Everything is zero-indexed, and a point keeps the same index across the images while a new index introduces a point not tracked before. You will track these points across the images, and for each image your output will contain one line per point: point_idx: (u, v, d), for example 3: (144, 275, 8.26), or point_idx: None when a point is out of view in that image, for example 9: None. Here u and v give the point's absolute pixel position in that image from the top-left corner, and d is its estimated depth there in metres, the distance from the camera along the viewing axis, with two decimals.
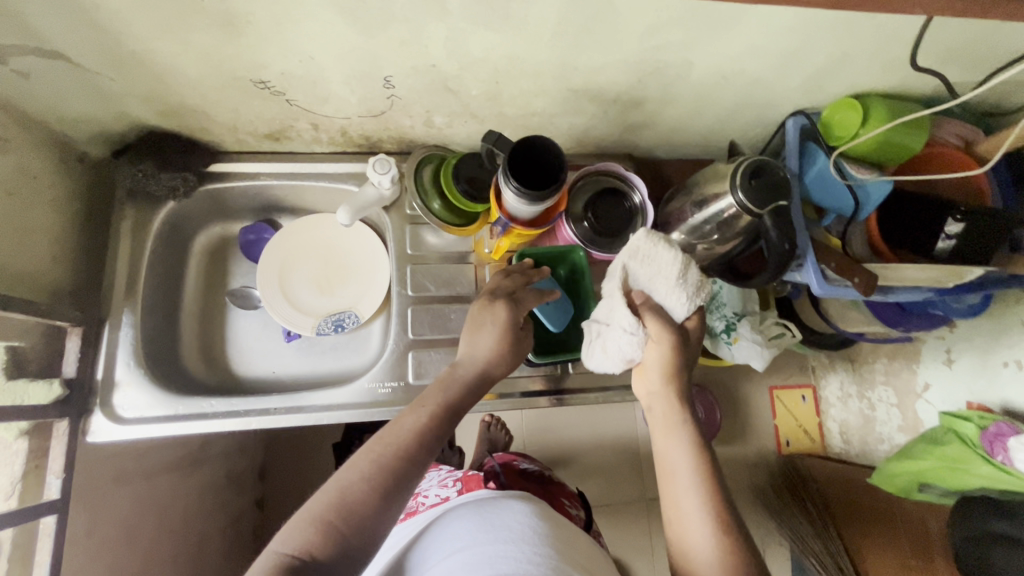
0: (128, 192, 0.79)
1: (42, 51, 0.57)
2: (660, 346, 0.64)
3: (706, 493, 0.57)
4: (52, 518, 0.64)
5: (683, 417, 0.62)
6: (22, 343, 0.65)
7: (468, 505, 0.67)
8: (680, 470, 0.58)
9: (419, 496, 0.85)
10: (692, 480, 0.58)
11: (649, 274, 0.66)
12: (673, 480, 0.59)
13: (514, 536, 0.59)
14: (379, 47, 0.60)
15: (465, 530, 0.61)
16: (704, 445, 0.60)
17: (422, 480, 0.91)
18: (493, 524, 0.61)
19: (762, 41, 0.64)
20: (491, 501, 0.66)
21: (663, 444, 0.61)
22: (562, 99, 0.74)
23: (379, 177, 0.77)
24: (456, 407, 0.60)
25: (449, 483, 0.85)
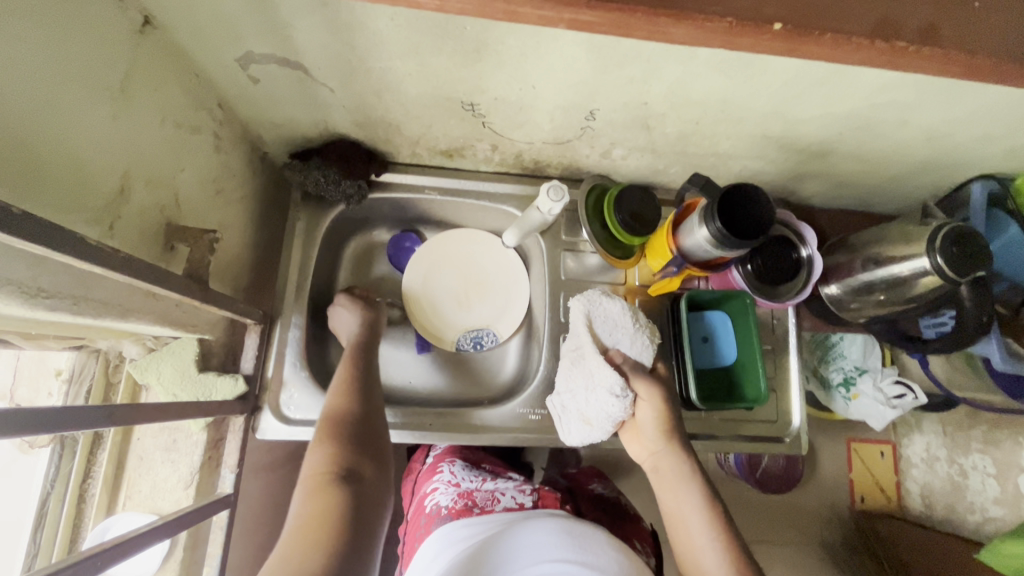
0: (302, 195, 0.80)
1: (283, 61, 0.58)
2: (650, 405, 0.68)
3: (719, 535, 0.60)
4: (226, 512, 0.64)
5: (684, 471, 0.65)
6: (211, 337, 0.67)
7: (557, 519, 0.65)
8: (692, 525, 0.61)
9: (496, 492, 0.76)
10: (703, 523, 0.61)
11: (626, 335, 0.72)
12: (687, 539, 0.61)
13: (605, 568, 0.57)
14: (603, 83, 0.60)
15: (553, 543, 0.59)
16: (710, 491, 0.64)
17: (497, 477, 0.81)
18: (577, 545, 0.59)
19: (992, 108, 0.62)
20: (580, 522, 0.64)
21: (665, 488, 0.65)
22: (750, 144, 0.73)
23: (552, 205, 0.74)
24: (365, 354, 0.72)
25: (529, 491, 0.76)
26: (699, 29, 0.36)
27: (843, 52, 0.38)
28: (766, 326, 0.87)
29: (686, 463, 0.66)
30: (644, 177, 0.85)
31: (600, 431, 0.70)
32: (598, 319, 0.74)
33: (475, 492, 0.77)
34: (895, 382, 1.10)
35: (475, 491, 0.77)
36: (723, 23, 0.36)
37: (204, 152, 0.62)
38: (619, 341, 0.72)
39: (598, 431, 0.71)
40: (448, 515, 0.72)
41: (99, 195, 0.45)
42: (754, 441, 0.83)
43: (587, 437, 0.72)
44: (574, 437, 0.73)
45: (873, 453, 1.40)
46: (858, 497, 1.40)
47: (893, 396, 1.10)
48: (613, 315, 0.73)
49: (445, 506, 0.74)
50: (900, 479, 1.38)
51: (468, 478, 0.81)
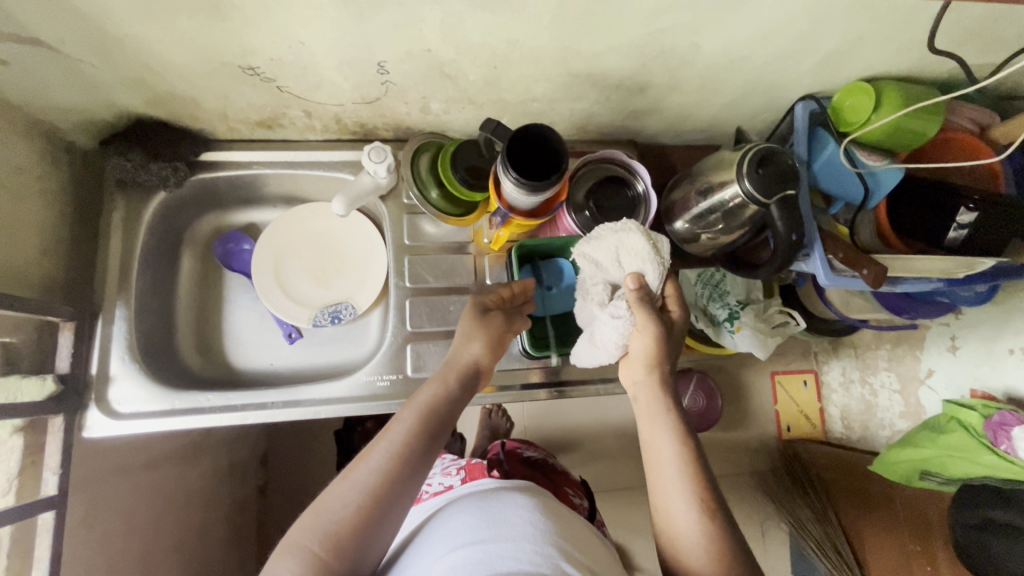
0: (117, 183, 0.77)
1: (18, 36, 0.54)
2: (645, 336, 0.65)
3: (691, 470, 0.57)
4: (51, 513, 0.63)
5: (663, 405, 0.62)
6: (14, 339, 0.64)
7: (473, 500, 0.66)
8: (665, 455, 0.59)
9: (423, 486, 0.82)
10: (679, 463, 0.58)
11: (604, 246, 0.70)
12: (659, 469, 0.59)
13: (518, 535, 0.57)
14: (370, 31, 0.58)
15: (469, 526, 0.60)
16: (689, 431, 0.60)
17: (422, 470, 0.90)
18: (497, 520, 0.60)
19: (772, 24, 0.61)
20: (495, 497, 0.65)
21: (653, 436, 0.61)
22: (563, 84, 0.72)
23: (376, 166, 0.75)
24: (452, 398, 0.61)
25: (453, 472, 0.82)
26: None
27: None
28: None
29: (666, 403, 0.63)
30: (481, 131, 0.84)
31: (602, 352, 0.71)
32: (602, 266, 0.71)
33: None
34: (780, 313, 1.16)
35: None
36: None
37: None
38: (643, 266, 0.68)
39: (606, 351, 0.71)
40: None
41: None
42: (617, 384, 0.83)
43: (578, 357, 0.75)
44: (581, 356, 0.74)
45: (796, 384, 1.37)
46: (783, 429, 1.37)
47: (775, 324, 1.15)
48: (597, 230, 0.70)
49: None
50: (823, 406, 1.36)
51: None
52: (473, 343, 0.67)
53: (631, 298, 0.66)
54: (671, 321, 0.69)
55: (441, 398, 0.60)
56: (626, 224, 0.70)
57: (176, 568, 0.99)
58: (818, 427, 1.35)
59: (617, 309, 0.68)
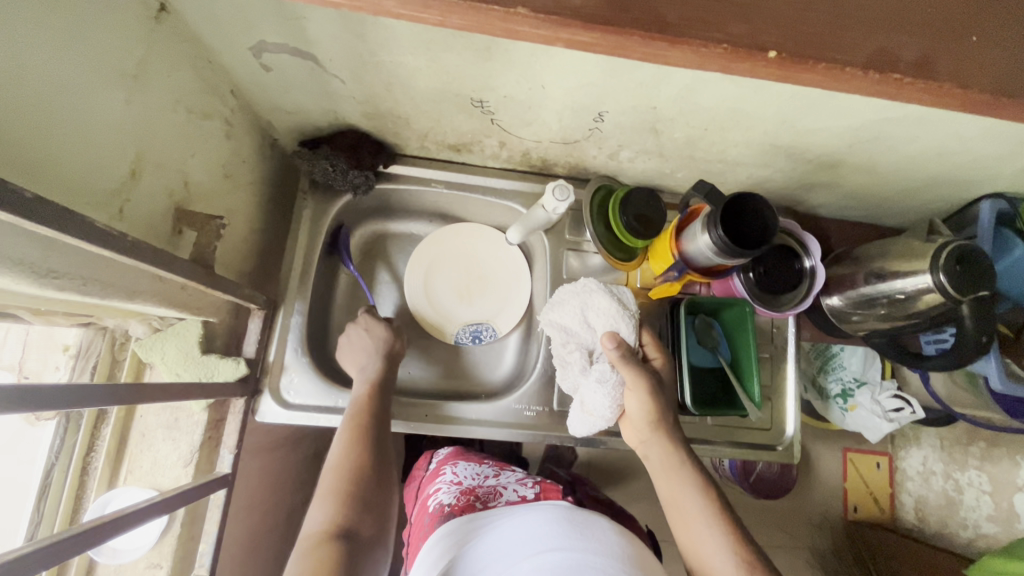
0: (310, 183, 0.81)
1: (295, 51, 0.58)
2: (637, 396, 0.67)
3: (715, 512, 0.60)
4: (223, 491, 0.66)
5: (683, 468, 0.64)
6: (215, 320, 0.68)
7: (560, 509, 0.66)
8: (697, 522, 0.60)
9: (497, 488, 0.82)
10: (712, 526, 0.59)
11: (570, 308, 0.74)
12: (693, 534, 0.60)
13: (606, 552, 0.58)
14: (611, 86, 0.60)
15: (552, 533, 0.60)
16: (717, 495, 0.62)
17: (498, 474, 0.87)
18: (584, 534, 0.60)
19: (1004, 128, 0.61)
20: (580, 514, 0.65)
21: (678, 503, 0.62)
22: (759, 151, 0.73)
23: (557, 205, 0.75)
24: (385, 380, 0.74)
25: (529, 483, 0.82)
26: (694, 55, 0.36)
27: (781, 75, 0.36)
28: (766, 334, 0.87)
29: (675, 451, 0.65)
30: (651, 180, 0.85)
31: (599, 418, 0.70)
32: (563, 327, 0.74)
33: (477, 490, 0.81)
34: (893, 396, 1.09)
35: (478, 488, 0.82)
36: (721, 48, 0.35)
37: (214, 138, 0.63)
38: (615, 325, 0.71)
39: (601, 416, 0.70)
40: (451, 510, 0.77)
41: (108, 180, 0.46)
42: (747, 449, 0.83)
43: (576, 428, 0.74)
44: (579, 425, 0.73)
45: (869, 464, 1.44)
46: (852, 508, 1.43)
47: (891, 409, 1.09)
48: (560, 296, 0.75)
49: (447, 503, 0.79)
50: (895, 491, 1.39)
51: (470, 475, 0.86)
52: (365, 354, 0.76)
53: (613, 358, 0.67)
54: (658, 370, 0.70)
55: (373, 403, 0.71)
56: (588, 286, 0.75)
57: (271, 551, 1.01)
58: (886, 511, 1.40)
59: (603, 372, 0.68)
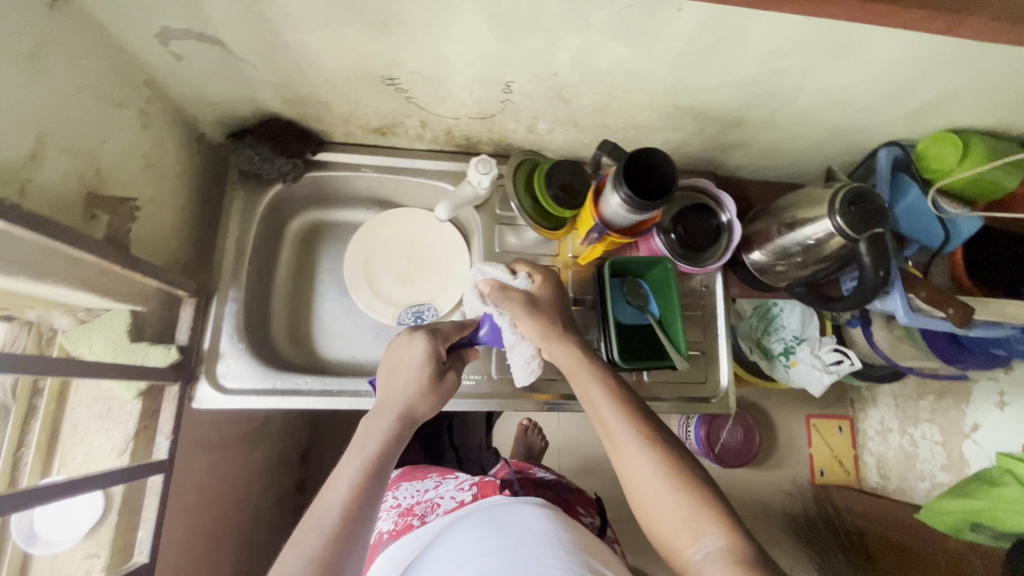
0: (239, 174, 0.83)
1: (200, 36, 0.61)
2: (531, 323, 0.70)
3: (646, 437, 0.58)
4: (160, 476, 0.67)
5: (587, 367, 0.66)
6: (144, 309, 0.69)
7: (484, 512, 0.71)
8: (611, 422, 0.61)
9: (435, 499, 0.85)
10: (626, 425, 0.59)
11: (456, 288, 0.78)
12: (612, 435, 0.60)
13: (529, 541, 0.62)
14: (510, 54, 0.63)
15: (479, 536, 0.65)
16: (625, 391, 0.64)
17: (439, 484, 0.89)
18: (508, 530, 0.65)
19: (876, 73, 0.66)
20: (506, 509, 0.70)
21: (596, 409, 0.63)
22: (665, 115, 0.77)
23: (481, 177, 0.78)
24: (416, 406, 0.63)
25: (466, 487, 0.84)
26: None
27: None
28: (695, 293, 0.91)
29: (574, 351, 0.68)
30: (574, 152, 0.89)
31: (523, 350, 0.74)
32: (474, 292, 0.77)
33: (416, 507, 0.85)
34: (833, 350, 1.13)
35: (416, 505, 0.85)
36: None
37: (129, 127, 0.64)
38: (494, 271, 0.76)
39: (520, 352, 0.75)
40: (390, 536, 0.81)
41: (8, 159, 0.47)
42: (683, 402, 0.86)
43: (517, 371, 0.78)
44: (519, 368, 0.75)
45: (831, 428, 1.46)
46: (818, 471, 1.45)
47: (830, 362, 1.13)
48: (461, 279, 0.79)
49: (388, 530, 0.82)
50: (858, 452, 1.43)
51: (409, 494, 0.89)
52: (414, 373, 0.65)
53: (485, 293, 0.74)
54: (552, 301, 0.74)
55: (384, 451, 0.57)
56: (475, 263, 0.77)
57: (228, 551, 1.00)
58: (852, 474, 1.42)
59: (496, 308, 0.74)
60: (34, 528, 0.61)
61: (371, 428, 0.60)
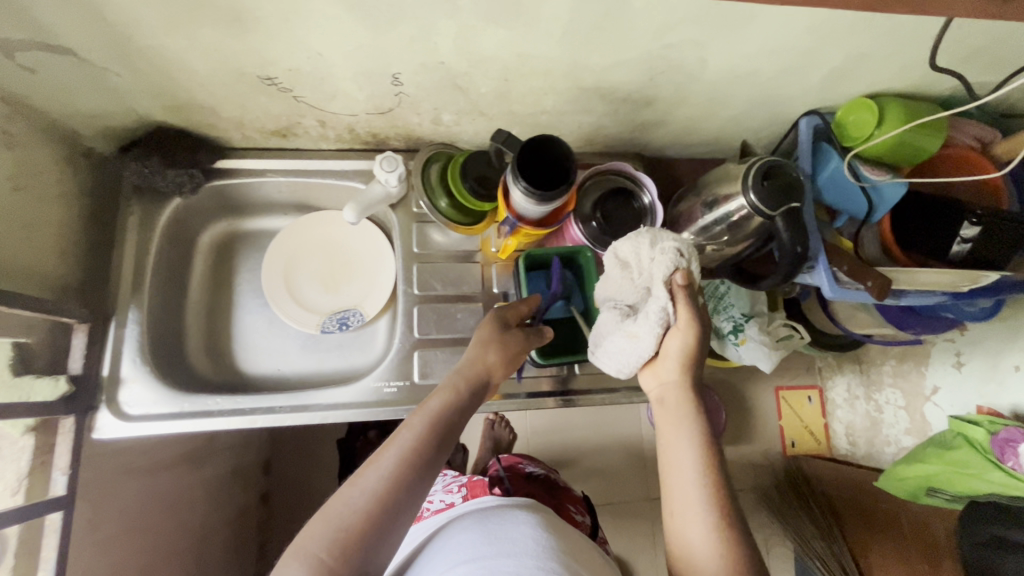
0: (134, 188, 0.79)
1: (45, 45, 0.56)
2: (684, 335, 0.58)
3: (718, 512, 0.52)
4: (58, 514, 0.64)
5: (687, 412, 0.57)
6: (30, 340, 0.65)
7: (477, 515, 0.67)
8: (688, 482, 0.54)
9: (424, 501, 0.84)
10: (703, 493, 0.53)
11: (620, 277, 0.65)
12: (679, 496, 0.54)
13: (518, 551, 0.58)
14: (386, 44, 0.59)
15: (465, 544, 0.61)
16: (712, 443, 0.56)
17: (428, 484, 0.89)
18: (496, 537, 0.61)
19: (775, 41, 0.63)
20: (498, 514, 0.66)
21: (674, 462, 0.55)
22: (572, 97, 0.73)
23: (387, 176, 0.76)
24: (479, 380, 0.63)
25: (455, 489, 0.83)
26: None
27: None
28: None
29: (692, 399, 0.58)
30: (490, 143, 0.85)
31: (645, 344, 0.60)
32: (633, 274, 0.63)
33: None
34: (784, 325, 1.15)
35: None
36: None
37: None
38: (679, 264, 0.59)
39: (642, 346, 0.61)
40: None
41: None
42: (617, 392, 0.84)
43: (608, 361, 0.67)
44: (614, 356, 0.64)
45: (799, 398, 1.35)
46: (789, 443, 1.34)
47: (782, 337, 1.16)
48: (624, 255, 0.64)
49: None
50: (827, 420, 1.34)
51: None
52: (473, 354, 0.65)
53: (676, 291, 0.58)
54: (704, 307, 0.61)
55: (445, 412, 0.58)
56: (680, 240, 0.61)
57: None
58: (823, 443, 1.34)
59: (652, 308, 0.59)
60: None
61: (442, 393, 0.60)
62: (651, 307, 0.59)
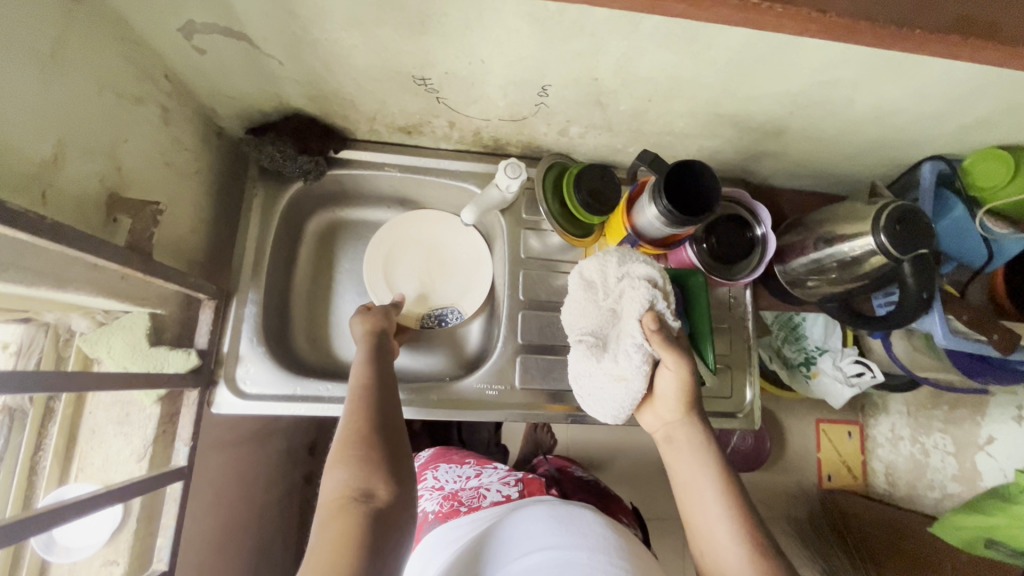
0: (259, 170, 0.80)
1: (226, 31, 0.57)
2: (674, 373, 0.60)
3: (740, 531, 0.53)
4: (179, 483, 0.65)
5: (703, 450, 0.59)
6: (164, 312, 0.67)
7: (542, 507, 0.65)
8: (709, 510, 0.55)
9: (480, 489, 0.80)
10: (725, 517, 0.54)
11: (585, 311, 0.67)
12: (706, 527, 0.55)
13: (589, 544, 0.56)
14: (550, 58, 0.60)
15: (533, 533, 0.59)
16: (731, 475, 0.57)
17: (481, 473, 0.85)
18: (567, 528, 0.59)
19: (932, 88, 0.62)
20: (564, 507, 0.64)
21: (692, 497, 0.57)
22: (705, 122, 0.74)
23: (510, 181, 0.75)
24: (378, 344, 0.71)
25: (512, 482, 0.80)
26: None
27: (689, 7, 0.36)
28: (724, 304, 0.89)
29: (704, 436, 0.60)
30: (605, 156, 0.86)
31: (638, 384, 0.60)
32: (589, 308, 0.66)
33: (460, 493, 0.80)
34: (854, 361, 1.10)
35: (461, 491, 0.80)
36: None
37: (149, 124, 0.62)
38: (650, 302, 0.61)
39: (635, 385, 0.61)
40: (435, 518, 0.77)
41: (27, 163, 0.45)
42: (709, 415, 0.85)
43: (596, 408, 0.67)
44: (611, 406, 0.64)
45: (840, 433, 1.40)
46: (826, 477, 1.39)
47: (851, 374, 1.11)
48: (578, 291, 0.68)
49: (433, 511, 0.78)
50: (866, 458, 1.37)
51: (451, 479, 0.84)
52: (359, 329, 0.73)
53: (652, 338, 0.59)
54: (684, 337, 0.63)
55: (373, 370, 0.65)
56: (634, 267, 0.64)
57: (240, 548, 0.99)
58: (860, 480, 1.36)
59: (628, 347, 0.60)
60: (53, 537, 0.61)
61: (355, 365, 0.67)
62: (628, 348, 0.60)
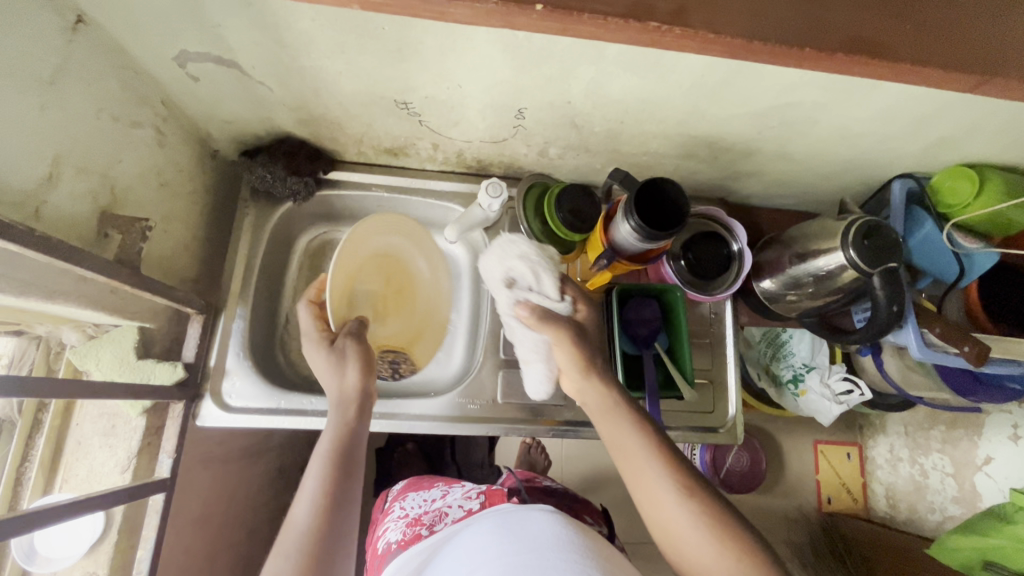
0: (251, 191, 0.84)
1: (219, 59, 0.61)
2: (565, 349, 0.65)
3: (674, 483, 0.54)
4: (161, 495, 0.66)
5: (623, 415, 0.60)
6: (153, 326, 0.69)
7: (493, 519, 0.66)
8: (640, 468, 0.56)
9: (443, 508, 0.80)
10: (658, 472, 0.55)
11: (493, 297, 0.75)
12: (642, 486, 0.56)
13: (539, 547, 0.58)
14: (524, 82, 0.63)
15: (486, 546, 0.60)
16: (652, 429, 0.59)
17: (447, 493, 0.84)
18: (517, 536, 0.60)
19: (891, 109, 0.65)
20: (515, 514, 0.65)
21: (622, 460, 0.58)
22: (678, 143, 0.77)
23: (491, 201, 0.78)
24: (364, 408, 0.64)
25: (473, 495, 0.79)
26: (471, 10, 0.37)
27: (635, 34, 0.39)
28: (705, 320, 0.90)
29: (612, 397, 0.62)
30: (586, 177, 0.89)
31: (539, 366, 0.71)
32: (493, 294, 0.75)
33: (423, 517, 0.80)
34: (842, 378, 1.10)
35: (423, 515, 0.80)
36: (494, 5, 0.37)
37: (145, 146, 0.65)
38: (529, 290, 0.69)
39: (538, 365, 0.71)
40: (398, 546, 0.76)
41: (21, 182, 0.48)
42: (690, 431, 0.85)
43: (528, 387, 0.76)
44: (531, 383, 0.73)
45: (839, 455, 1.38)
46: (825, 500, 1.36)
47: (840, 392, 1.11)
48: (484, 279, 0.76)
49: (395, 540, 0.78)
50: (866, 480, 1.34)
51: (416, 505, 0.84)
52: (334, 375, 0.65)
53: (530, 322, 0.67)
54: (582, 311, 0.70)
55: (343, 443, 0.59)
56: (512, 247, 0.71)
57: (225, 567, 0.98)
58: (860, 502, 1.34)
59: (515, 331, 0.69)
60: (35, 548, 0.63)
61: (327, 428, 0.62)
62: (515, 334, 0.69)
